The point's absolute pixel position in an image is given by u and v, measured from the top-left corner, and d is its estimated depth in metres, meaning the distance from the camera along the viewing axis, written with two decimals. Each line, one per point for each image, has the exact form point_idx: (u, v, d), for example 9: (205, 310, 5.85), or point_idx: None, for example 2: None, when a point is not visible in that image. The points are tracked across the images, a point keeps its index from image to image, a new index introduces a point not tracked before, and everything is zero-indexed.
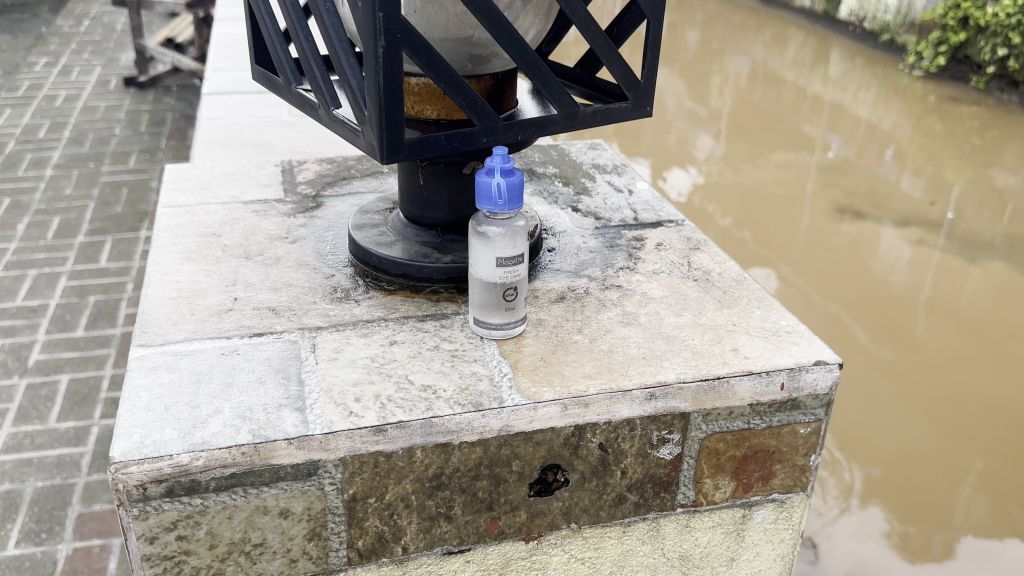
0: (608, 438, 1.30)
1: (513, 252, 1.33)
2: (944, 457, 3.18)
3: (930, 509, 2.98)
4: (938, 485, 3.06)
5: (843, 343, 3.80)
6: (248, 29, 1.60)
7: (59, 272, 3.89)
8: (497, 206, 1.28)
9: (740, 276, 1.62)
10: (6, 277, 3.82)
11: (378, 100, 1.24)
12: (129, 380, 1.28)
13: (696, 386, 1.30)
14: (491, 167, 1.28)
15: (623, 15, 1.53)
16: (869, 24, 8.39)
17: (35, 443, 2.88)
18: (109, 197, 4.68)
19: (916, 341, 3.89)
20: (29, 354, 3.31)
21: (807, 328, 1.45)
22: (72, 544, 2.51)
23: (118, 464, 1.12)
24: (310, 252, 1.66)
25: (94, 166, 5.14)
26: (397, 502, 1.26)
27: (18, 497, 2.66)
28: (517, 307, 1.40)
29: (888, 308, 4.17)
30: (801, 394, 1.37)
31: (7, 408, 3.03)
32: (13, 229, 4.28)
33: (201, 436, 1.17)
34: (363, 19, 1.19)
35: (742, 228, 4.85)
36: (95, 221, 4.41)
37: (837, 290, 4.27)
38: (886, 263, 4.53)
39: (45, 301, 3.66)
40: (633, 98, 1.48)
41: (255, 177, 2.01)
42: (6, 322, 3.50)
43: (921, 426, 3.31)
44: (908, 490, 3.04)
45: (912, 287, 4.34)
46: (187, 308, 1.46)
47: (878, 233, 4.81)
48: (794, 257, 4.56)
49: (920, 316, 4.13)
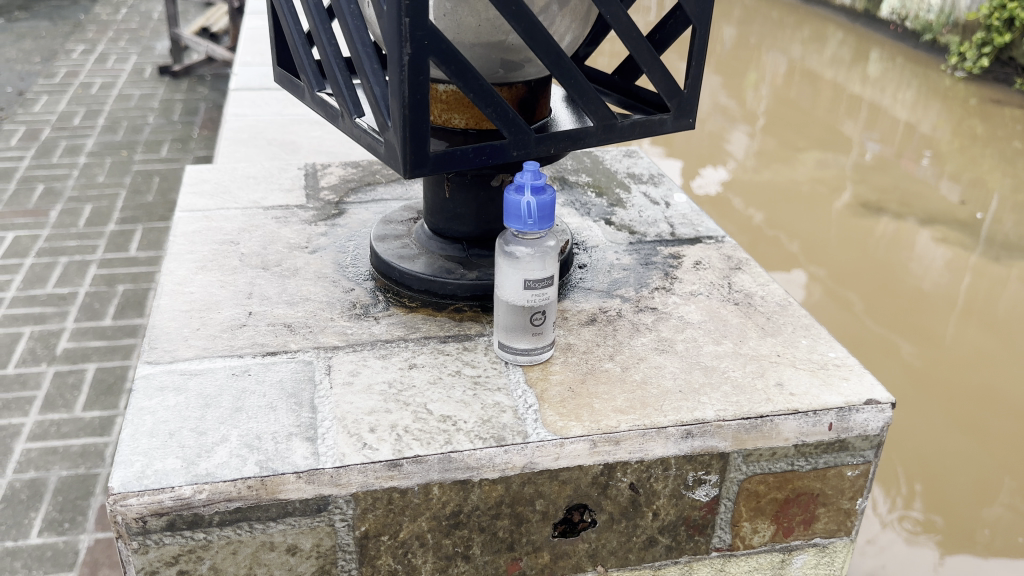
0: (640, 478, 1.22)
1: (542, 276, 1.25)
2: (973, 462, 3.04)
3: (955, 514, 2.85)
4: (965, 490, 2.93)
5: (868, 342, 3.69)
6: (271, 28, 1.52)
7: (89, 260, 3.86)
8: (526, 226, 1.19)
9: (784, 300, 1.52)
10: (37, 264, 3.81)
11: (402, 111, 1.15)
12: (134, 402, 1.21)
13: (737, 424, 1.21)
14: (521, 184, 1.19)
15: (666, 20, 1.43)
16: (911, 23, 8.12)
17: (61, 432, 2.85)
18: (140, 185, 4.67)
19: (946, 344, 3.77)
20: (57, 341, 3.29)
21: (857, 362, 1.35)
22: (93, 535, 2.48)
23: (116, 495, 1.06)
24: (330, 263, 1.59)
25: (127, 154, 5.13)
26: (412, 540, 1.18)
27: (42, 486, 2.63)
28: (546, 329, 1.31)
29: (921, 311, 4.03)
30: (850, 434, 1.27)
31: (34, 395, 3.00)
32: (46, 215, 4.28)
33: (205, 466, 1.10)
34: (388, 24, 1.11)
35: (768, 224, 4.74)
36: (127, 209, 4.39)
37: (868, 290, 4.14)
38: (920, 265, 4.38)
39: (74, 289, 3.64)
40: (674, 109, 1.38)
41: (278, 181, 1.94)
42: (36, 309, 3.48)
43: (947, 426, 3.20)
44: (935, 496, 2.91)
45: (947, 291, 4.19)
46: (198, 322, 1.39)
47: (913, 234, 4.65)
48: (823, 255, 4.42)
49: (954, 321, 3.97)
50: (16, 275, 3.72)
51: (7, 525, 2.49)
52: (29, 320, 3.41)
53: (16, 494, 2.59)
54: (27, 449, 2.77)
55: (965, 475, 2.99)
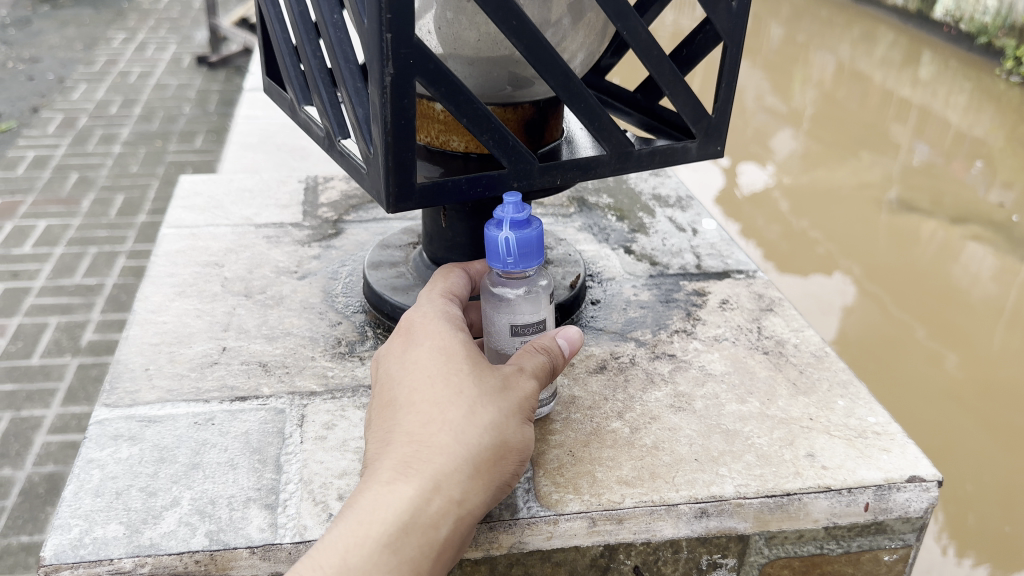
0: (645, 560, 1.08)
1: (529, 319, 1.09)
2: (1003, 461, 2.87)
3: (996, 530, 2.62)
4: (996, 499, 2.72)
5: (898, 347, 3.52)
6: (259, 36, 1.39)
7: (118, 251, 3.77)
8: (506, 264, 1.04)
9: (821, 350, 1.36)
10: (66, 254, 3.73)
11: (384, 138, 1.02)
12: (84, 453, 1.09)
13: (759, 504, 1.05)
14: (501, 218, 1.03)
15: (695, 34, 1.27)
16: (965, 25, 7.67)
17: (81, 425, 2.73)
18: (173, 176, 4.59)
19: (990, 356, 3.54)
20: (82, 333, 3.17)
21: (901, 431, 1.18)
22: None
23: (48, 567, 0.94)
24: (319, 291, 1.46)
25: (161, 144, 5.07)
26: None
27: (59, 481, 2.51)
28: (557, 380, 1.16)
29: (963, 321, 3.79)
30: (889, 516, 1.10)
31: (56, 387, 2.89)
32: (78, 204, 4.22)
33: (149, 536, 0.97)
34: (370, 40, 0.97)
35: (803, 221, 4.57)
36: (158, 200, 4.31)
37: (905, 295, 3.93)
38: (965, 274, 4.13)
39: (102, 279, 3.54)
40: (701, 136, 1.22)
41: (275, 195, 1.81)
42: (62, 299, 3.37)
43: (974, 428, 3.02)
44: (967, 503, 2.70)
45: (993, 300, 3.94)
46: (167, 358, 1.26)
47: (959, 242, 4.40)
48: (857, 250, 4.26)
49: (1003, 334, 3.72)
50: (45, 264, 3.64)
51: (23, 519, 2.37)
52: (55, 310, 3.31)
53: (34, 488, 2.48)
54: (47, 442, 2.65)
55: (988, 473, 2.80)
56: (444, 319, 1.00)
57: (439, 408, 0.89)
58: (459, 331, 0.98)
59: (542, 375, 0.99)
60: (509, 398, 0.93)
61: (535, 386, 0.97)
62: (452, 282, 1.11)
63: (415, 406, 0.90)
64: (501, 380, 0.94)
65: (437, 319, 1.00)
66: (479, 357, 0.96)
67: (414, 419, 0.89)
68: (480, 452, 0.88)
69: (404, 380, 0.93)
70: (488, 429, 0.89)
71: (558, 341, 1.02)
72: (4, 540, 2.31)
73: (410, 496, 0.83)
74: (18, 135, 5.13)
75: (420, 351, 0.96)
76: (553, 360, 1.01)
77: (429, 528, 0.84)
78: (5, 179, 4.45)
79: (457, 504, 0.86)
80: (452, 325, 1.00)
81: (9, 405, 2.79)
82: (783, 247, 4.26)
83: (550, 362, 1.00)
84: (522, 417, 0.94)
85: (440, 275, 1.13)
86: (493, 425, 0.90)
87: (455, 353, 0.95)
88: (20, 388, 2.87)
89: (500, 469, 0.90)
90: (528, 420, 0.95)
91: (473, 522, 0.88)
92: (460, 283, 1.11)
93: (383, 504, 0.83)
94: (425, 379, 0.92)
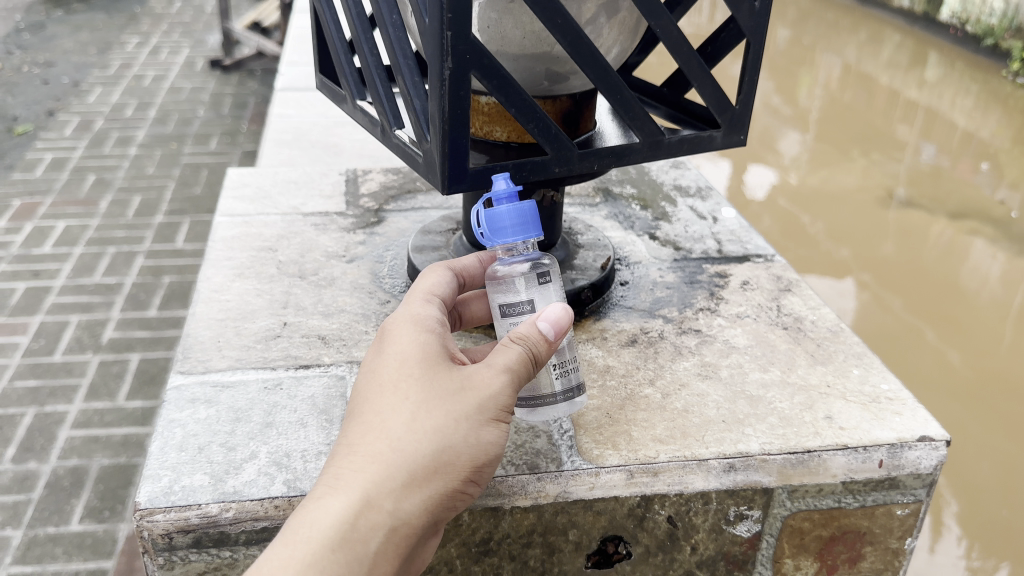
0: (678, 511, 1.17)
1: (517, 296, 1.07)
2: (1002, 446, 2.98)
3: (997, 513, 2.72)
4: (993, 485, 2.82)
5: (898, 339, 3.64)
6: (314, 36, 1.49)
7: (137, 250, 3.89)
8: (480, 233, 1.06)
9: (836, 326, 1.46)
10: (85, 253, 3.84)
11: (441, 126, 1.12)
12: (165, 413, 1.19)
13: (782, 459, 1.15)
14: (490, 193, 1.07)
15: (719, 33, 1.37)
16: (971, 27, 7.74)
17: (103, 420, 2.82)
18: (189, 179, 4.71)
19: (993, 354, 3.62)
20: (103, 331, 3.28)
21: (912, 396, 1.28)
22: (132, 524, 2.45)
23: (143, 511, 1.04)
24: (367, 273, 1.57)
25: (176, 146, 5.19)
26: (440, 565, 1.14)
27: (84, 474, 2.61)
28: (577, 382, 1.10)
29: (968, 316, 3.91)
30: (902, 473, 1.20)
31: (78, 383, 2.98)
32: (96, 205, 4.33)
33: (233, 484, 1.07)
34: (431, 37, 1.08)
35: (810, 219, 4.71)
36: (174, 201, 4.43)
37: (910, 291, 4.05)
38: (973, 275, 4.22)
39: (121, 279, 3.65)
40: (725, 125, 1.32)
41: (318, 186, 1.93)
42: (83, 298, 3.48)
43: (969, 415, 3.15)
44: (964, 490, 2.80)
45: (1001, 300, 4.03)
46: (234, 332, 1.37)
47: (966, 244, 4.50)
48: (862, 247, 4.39)
49: (1009, 331, 3.81)
50: (65, 263, 3.75)
51: (49, 511, 2.48)
52: (76, 308, 3.41)
53: (59, 481, 2.58)
54: (71, 436, 2.74)
55: (987, 461, 2.90)
56: (416, 320, 0.97)
57: (379, 417, 0.87)
58: (425, 332, 0.95)
59: (518, 368, 0.93)
60: (462, 402, 0.89)
61: (504, 384, 0.91)
62: (434, 281, 1.07)
63: (362, 415, 0.89)
64: (456, 381, 0.90)
65: (406, 319, 0.98)
66: (440, 359, 0.92)
67: (356, 429, 0.88)
68: (420, 460, 0.85)
69: (358, 388, 0.92)
70: (429, 435, 0.86)
71: (538, 324, 0.95)
72: (31, 531, 2.41)
73: (337, 510, 0.82)
74: (37, 138, 5.26)
75: (381, 356, 0.93)
76: (532, 348, 0.94)
77: (357, 543, 0.81)
78: (24, 182, 4.58)
79: (389, 517, 0.83)
80: (421, 324, 0.97)
81: (33, 401, 2.89)
82: (792, 243, 4.41)
83: (528, 351, 0.93)
84: (477, 421, 0.89)
85: (422, 276, 1.09)
86: (436, 431, 0.86)
87: (413, 355, 0.91)
88: (43, 384, 2.97)
89: (446, 476, 0.87)
90: (488, 422, 0.90)
91: (414, 533, 0.85)
92: (444, 284, 1.07)
93: (308, 519, 0.82)
94: (375, 386, 0.90)
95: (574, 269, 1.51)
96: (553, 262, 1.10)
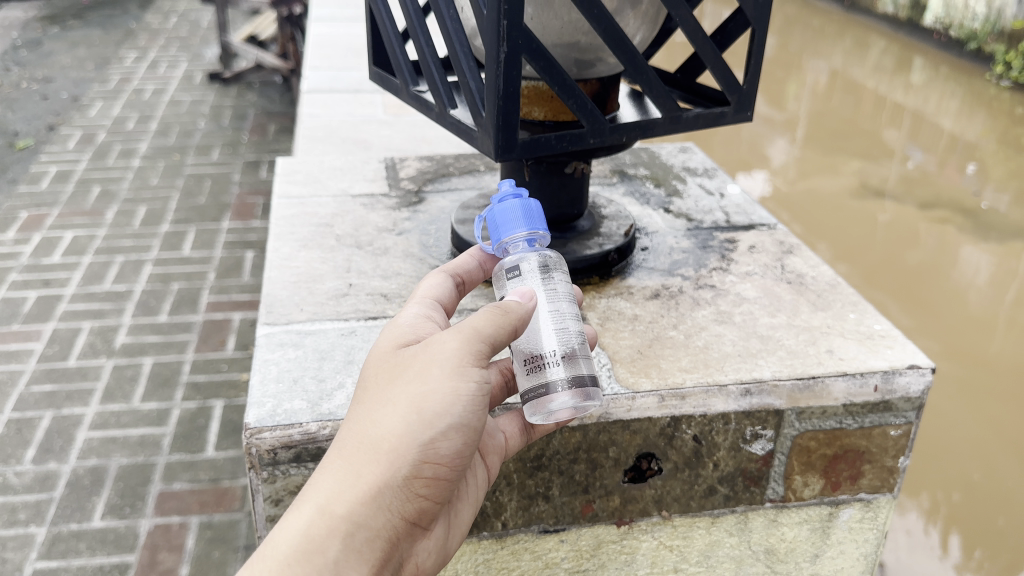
0: (702, 430, 1.37)
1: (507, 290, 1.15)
2: (970, 420, 3.25)
3: (968, 476, 2.96)
4: (963, 455, 3.05)
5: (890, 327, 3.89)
6: (369, 32, 1.70)
7: (144, 259, 3.90)
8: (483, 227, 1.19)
9: (834, 280, 1.65)
10: (94, 263, 3.85)
11: (496, 102, 1.31)
12: (259, 354, 1.38)
13: (791, 384, 1.35)
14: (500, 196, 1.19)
15: (727, 23, 1.60)
16: (955, 32, 8.00)
17: (120, 421, 2.86)
18: (193, 188, 4.72)
19: (981, 350, 3.82)
20: (115, 336, 3.31)
21: (901, 333, 1.48)
22: (153, 519, 2.49)
23: (252, 429, 1.22)
24: (415, 243, 1.76)
25: (179, 157, 5.22)
26: (500, 479, 1.33)
27: (103, 473, 2.65)
28: (587, 376, 1.11)
29: (955, 309, 4.14)
30: (894, 396, 1.39)
31: (93, 387, 3.03)
32: (102, 216, 4.34)
33: (327, 407, 1.26)
34: (488, 26, 1.28)
35: (795, 220, 4.94)
36: (179, 211, 4.43)
37: (887, 278, 4.36)
38: (962, 277, 4.41)
39: (130, 286, 3.67)
40: (735, 103, 1.52)
41: (360, 173, 2.12)
42: (95, 305, 3.52)
43: (956, 400, 3.37)
44: (934, 460, 3.03)
45: (991, 301, 4.23)
46: (307, 291, 1.57)
47: (956, 244, 4.72)
48: (845, 247, 4.61)
49: (998, 331, 4.00)
50: (75, 272, 3.77)
51: (71, 508, 2.52)
52: (88, 315, 3.45)
53: (80, 480, 2.62)
54: (89, 437, 2.79)
55: (958, 437, 3.14)
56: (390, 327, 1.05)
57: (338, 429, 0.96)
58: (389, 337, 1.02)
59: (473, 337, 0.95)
60: (406, 390, 0.94)
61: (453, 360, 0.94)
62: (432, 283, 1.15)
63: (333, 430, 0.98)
64: (404, 371, 0.95)
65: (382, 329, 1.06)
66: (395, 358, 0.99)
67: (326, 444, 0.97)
68: (367, 457, 0.91)
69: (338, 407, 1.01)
70: (373, 432, 0.92)
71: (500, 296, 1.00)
72: (55, 528, 2.46)
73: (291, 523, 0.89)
74: (40, 151, 5.30)
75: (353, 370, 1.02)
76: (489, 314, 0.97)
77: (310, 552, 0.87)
78: (30, 194, 4.61)
79: (340, 517, 0.89)
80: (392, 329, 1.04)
81: (51, 404, 2.93)
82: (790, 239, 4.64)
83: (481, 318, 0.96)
84: (417, 400, 0.92)
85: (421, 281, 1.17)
86: (379, 425, 0.92)
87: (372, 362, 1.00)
88: (60, 388, 3.01)
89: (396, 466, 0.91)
90: (435, 394, 0.92)
91: (375, 528, 0.90)
92: (439, 286, 1.15)
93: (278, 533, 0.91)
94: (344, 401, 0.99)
95: (600, 236, 1.70)
96: (559, 261, 1.15)
